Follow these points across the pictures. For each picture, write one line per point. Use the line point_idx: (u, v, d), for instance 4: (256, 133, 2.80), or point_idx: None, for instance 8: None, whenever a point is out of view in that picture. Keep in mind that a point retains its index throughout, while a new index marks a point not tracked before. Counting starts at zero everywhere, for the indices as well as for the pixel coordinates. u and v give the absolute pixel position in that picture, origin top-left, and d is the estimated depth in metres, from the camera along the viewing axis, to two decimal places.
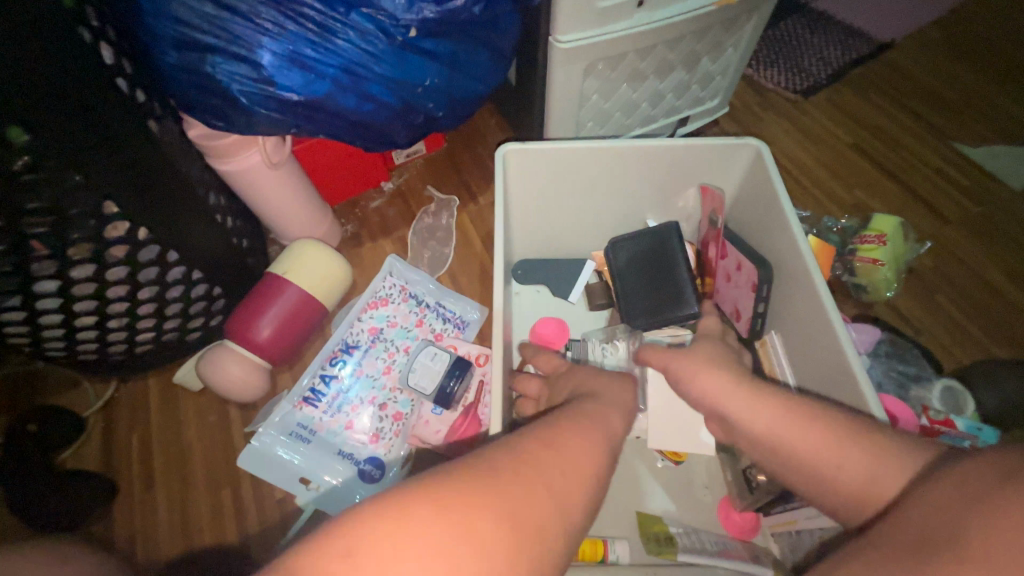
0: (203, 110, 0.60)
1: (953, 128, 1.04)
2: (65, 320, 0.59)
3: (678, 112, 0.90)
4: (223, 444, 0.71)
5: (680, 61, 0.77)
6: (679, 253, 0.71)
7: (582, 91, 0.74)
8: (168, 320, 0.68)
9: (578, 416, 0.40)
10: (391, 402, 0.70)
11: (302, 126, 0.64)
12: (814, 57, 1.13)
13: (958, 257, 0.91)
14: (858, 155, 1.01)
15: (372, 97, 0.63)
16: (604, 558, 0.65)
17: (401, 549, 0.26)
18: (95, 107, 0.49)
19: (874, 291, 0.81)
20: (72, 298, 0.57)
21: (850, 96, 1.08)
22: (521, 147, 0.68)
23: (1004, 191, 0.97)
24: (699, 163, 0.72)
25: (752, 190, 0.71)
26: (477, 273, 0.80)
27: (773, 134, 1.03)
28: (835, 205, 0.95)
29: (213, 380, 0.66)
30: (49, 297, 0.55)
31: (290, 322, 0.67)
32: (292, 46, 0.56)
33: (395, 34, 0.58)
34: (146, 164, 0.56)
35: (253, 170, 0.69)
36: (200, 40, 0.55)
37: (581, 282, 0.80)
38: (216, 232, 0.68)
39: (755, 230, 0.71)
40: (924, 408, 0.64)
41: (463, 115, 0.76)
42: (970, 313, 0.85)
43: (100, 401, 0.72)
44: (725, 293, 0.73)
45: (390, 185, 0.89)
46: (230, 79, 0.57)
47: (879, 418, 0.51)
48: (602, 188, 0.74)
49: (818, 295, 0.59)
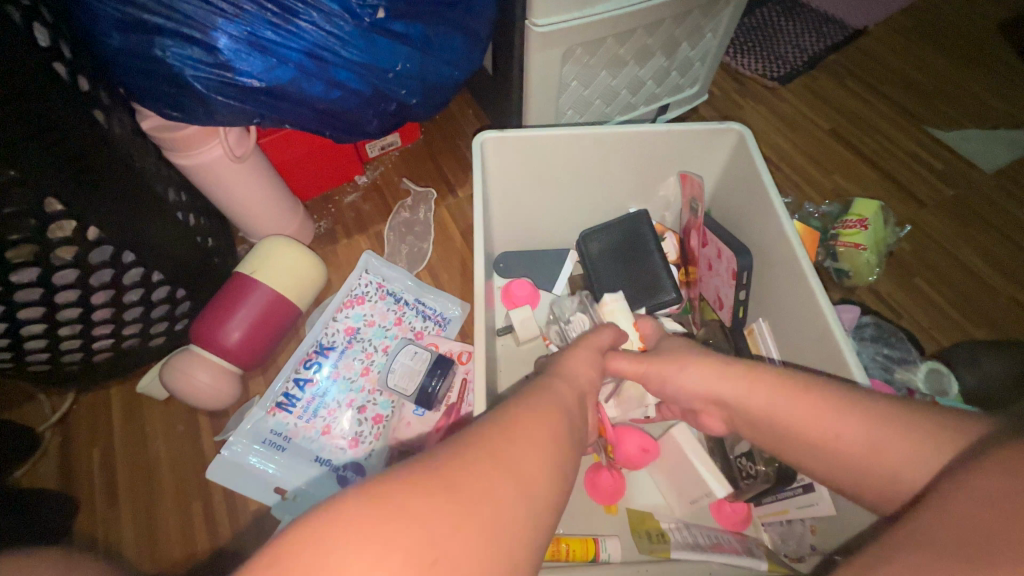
0: (155, 100, 0.55)
1: (926, 113, 1.01)
2: (10, 329, 0.56)
3: (658, 100, 0.92)
4: (194, 452, 0.72)
5: (658, 46, 0.80)
6: (653, 241, 0.70)
7: (561, 78, 0.76)
8: (128, 326, 0.67)
9: None
10: (370, 404, 0.71)
11: (266, 116, 0.58)
12: (790, 43, 1.10)
13: (936, 241, 0.86)
14: (835, 141, 0.97)
15: (339, 83, 0.57)
16: (593, 559, 0.55)
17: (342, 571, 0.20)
18: (29, 96, 0.45)
19: (856, 276, 0.77)
20: (18, 305, 0.54)
21: (826, 82, 1.05)
22: (497, 135, 0.64)
23: (976, 173, 0.93)
24: (679, 150, 0.68)
25: (734, 178, 0.67)
26: (457, 268, 0.83)
27: (751, 121, 1.00)
28: (814, 191, 0.91)
29: (180, 388, 0.70)
30: None
31: (260, 324, 0.71)
32: (250, 28, 0.51)
33: (361, 16, 0.54)
34: (91, 156, 0.52)
35: (211, 165, 0.67)
36: (147, 21, 0.49)
37: (564, 275, 0.78)
38: (160, 222, 0.63)
39: (737, 219, 0.68)
40: (911, 391, 0.63)
41: (438, 103, 0.72)
42: (954, 299, 0.80)
43: (56, 415, 0.72)
44: (707, 282, 0.69)
45: (364, 179, 0.91)
46: (181, 65, 0.51)
47: None
48: (580, 179, 0.70)
49: (809, 284, 0.56)
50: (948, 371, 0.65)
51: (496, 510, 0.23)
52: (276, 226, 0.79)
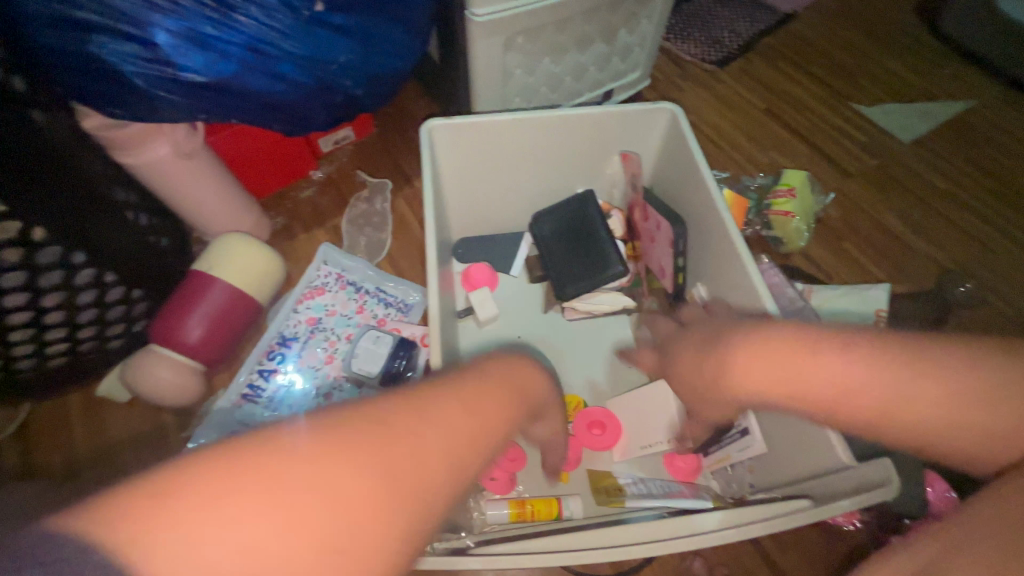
0: (94, 97, 0.55)
1: (850, 90, 1.06)
2: None
3: (602, 85, 0.96)
4: (159, 452, 0.72)
5: (597, 33, 0.83)
6: (598, 218, 0.72)
7: (505, 65, 0.79)
8: (83, 329, 0.67)
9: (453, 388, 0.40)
10: (336, 390, 0.73)
11: (211, 110, 0.59)
12: (726, 29, 1.15)
13: (861, 207, 0.92)
14: (770, 119, 1.02)
15: (283, 77, 0.59)
16: (557, 516, 0.63)
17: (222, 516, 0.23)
18: None
19: (789, 243, 0.83)
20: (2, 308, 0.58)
21: (760, 64, 1.10)
22: (445, 122, 0.66)
23: (896, 143, 0.99)
24: (618, 132, 0.71)
25: (671, 155, 0.71)
26: (417, 256, 0.85)
27: (692, 103, 1.05)
28: (751, 165, 0.97)
29: (144, 387, 0.70)
30: None
31: (220, 321, 0.72)
32: (190, 24, 0.51)
33: (300, 8, 0.55)
34: (50, 169, 0.55)
35: (156, 162, 0.67)
36: (79, 18, 0.49)
37: (520, 258, 0.80)
38: (97, 220, 0.62)
39: (676, 195, 0.72)
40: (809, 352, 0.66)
41: (383, 94, 0.73)
42: (879, 260, 0.86)
43: (13, 425, 0.72)
44: (651, 254, 0.72)
45: (319, 174, 0.92)
46: (119, 60, 0.51)
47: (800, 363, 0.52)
48: (528, 163, 0.73)
49: (734, 245, 0.59)
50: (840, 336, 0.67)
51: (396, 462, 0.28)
52: (233, 224, 0.80)
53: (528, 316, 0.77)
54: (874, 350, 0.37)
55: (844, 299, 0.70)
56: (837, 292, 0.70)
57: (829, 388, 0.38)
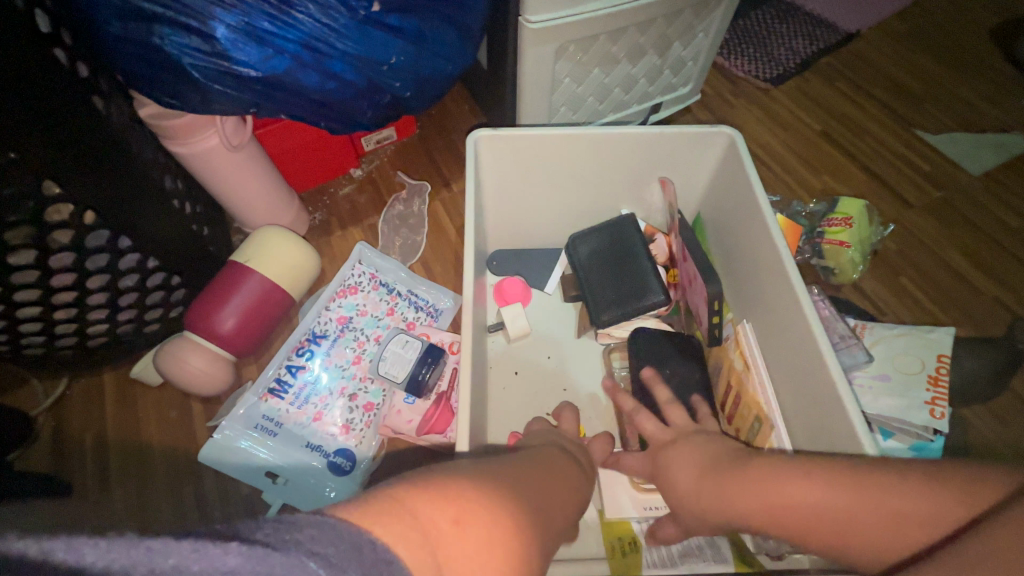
0: (154, 87, 0.56)
1: (915, 116, 1.01)
2: (42, 312, 0.60)
3: (651, 98, 0.93)
4: (186, 438, 0.73)
5: (651, 45, 0.81)
6: (641, 240, 0.69)
7: (554, 73, 0.77)
8: (122, 312, 0.68)
9: (543, 471, 0.40)
10: (362, 392, 0.73)
11: (263, 105, 0.60)
12: (783, 46, 1.11)
13: (920, 241, 0.86)
14: (826, 142, 0.98)
15: (335, 75, 0.58)
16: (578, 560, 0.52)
17: (472, 537, 0.28)
18: (44, 85, 0.48)
19: (841, 274, 0.79)
20: (51, 288, 0.59)
21: (819, 84, 1.06)
22: (491, 132, 0.65)
23: (963, 175, 0.93)
24: (670, 151, 0.69)
25: (725, 178, 0.68)
26: (450, 262, 0.84)
27: (743, 122, 1.01)
28: (803, 190, 0.92)
29: (175, 374, 0.71)
30: (29, 289, 0.57)
31: (253, 315, 0.73)
32: (248, 18, 0.51)
33: (357, 8, 0.55)
34: (106, 154, 0.56)
35: (207, 153, 0.68)
36: (143, 8, 0.50)
37: (556, 273, 0.77)
38: (147, 205, 0.63)
39: (726, 219, 0.68)
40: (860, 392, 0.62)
41: (431, 97, 0.73)
42: (938, 298, 0.81)
43: (49, 399, 0.74)
44: (686, 290, 0.68)
45: (359, 172, 0.92)
46: (179, 52, 0.52)
47: (857, 412, 0.48)
48: (572, 178, 0.71)
49: (790, 279, 0.56)
50: (897, 381, 0.62)
51: (515, 512, 0.31)
52: (272, 217, 0.81)
53: (559, 333, 0.75)
54: (881, 493, 0.37)
55: (901, 341, 0.65)
56: (896, 332, 0.65)
57: (837, 522, 0.37)
